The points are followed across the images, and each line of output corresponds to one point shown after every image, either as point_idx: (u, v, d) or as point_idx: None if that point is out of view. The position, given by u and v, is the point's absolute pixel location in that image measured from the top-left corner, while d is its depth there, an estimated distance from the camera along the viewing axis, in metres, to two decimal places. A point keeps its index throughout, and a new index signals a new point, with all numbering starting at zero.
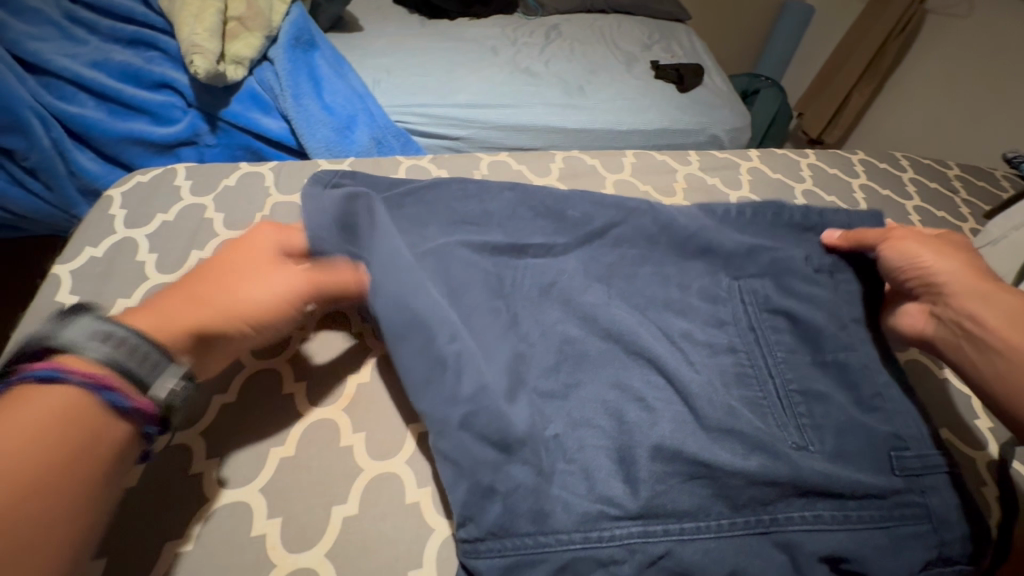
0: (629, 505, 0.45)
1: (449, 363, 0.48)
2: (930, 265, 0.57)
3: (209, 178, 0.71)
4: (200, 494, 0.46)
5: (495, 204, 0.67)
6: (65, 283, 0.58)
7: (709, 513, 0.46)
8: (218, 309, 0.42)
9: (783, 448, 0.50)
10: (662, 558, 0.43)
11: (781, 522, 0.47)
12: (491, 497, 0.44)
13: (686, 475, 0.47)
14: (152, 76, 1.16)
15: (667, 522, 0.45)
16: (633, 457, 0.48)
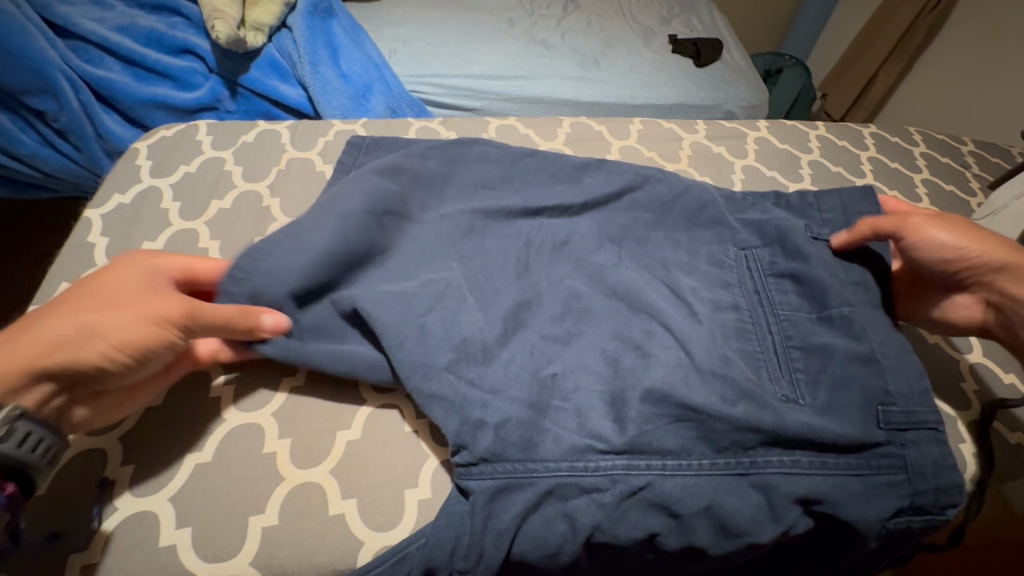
0: (615, 441, 0.47)
1: (428, 325, 0.51)
2: (974, 251, 0.56)
3: (230, 134, 0.74)
4: (218, 413, 0.50)
5: (513, 168, 0.69)
6: (96, 225, 0.62)
7: (690, 452, 0.47)
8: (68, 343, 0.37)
9: (767, 396, 0.51)
10: (642, 489, 0.45)
11: (759, 465, 0.48)
12: (483, 427, 0.46)
13: (674, 417, 0.48)
14: (175, 41, 1.20)
15: (649, 458, 0.47)
16: (624, 400, 0.50)
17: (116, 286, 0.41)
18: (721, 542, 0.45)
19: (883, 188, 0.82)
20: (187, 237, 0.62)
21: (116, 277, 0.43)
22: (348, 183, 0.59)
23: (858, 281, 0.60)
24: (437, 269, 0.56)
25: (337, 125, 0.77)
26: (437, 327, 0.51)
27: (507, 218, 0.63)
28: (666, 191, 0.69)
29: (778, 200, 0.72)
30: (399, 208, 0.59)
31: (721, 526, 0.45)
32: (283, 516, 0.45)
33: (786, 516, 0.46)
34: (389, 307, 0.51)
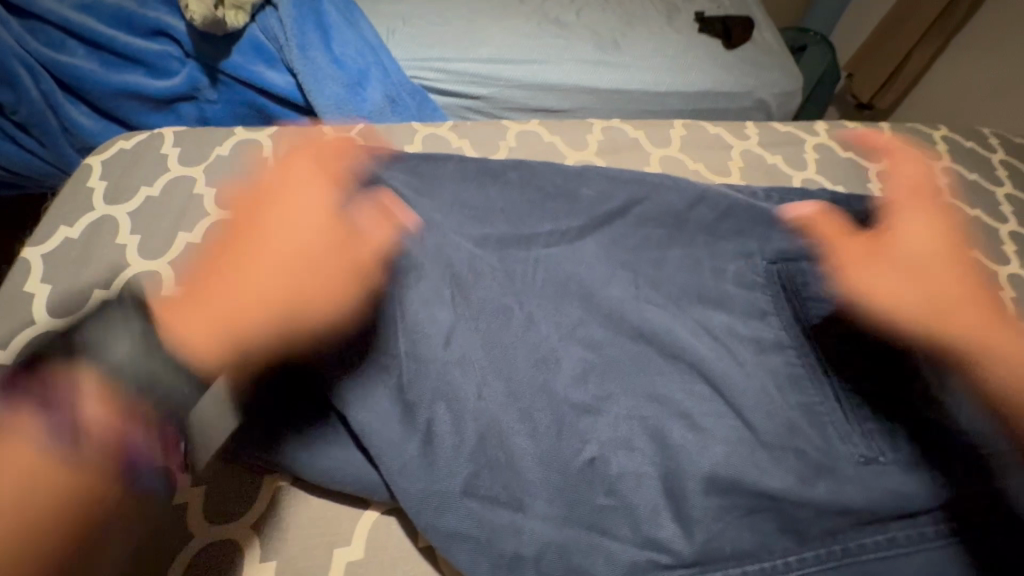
0: (683, 551, 0.39)
1: (433, 427, 0.42)
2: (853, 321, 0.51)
3: (202, 144, 0.62)
4: (183, 533, 0.43)
5: (498, 191, 0.59)
6: (36, 270, 0.50)
7: (772, 549, 0.40)
8: (270, 306, 0.45)
9: (841, 462, 0.44)
10: None
11: (854, 552, 0.41)
12: (520, 565, 0.39)
13: (746, 508, 0.41)
14: (146, 21, 1.05)
15: (725, 566, 0.39)
16: (683, 491, 0.41)
17: (286, 218, 0.50)
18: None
19: (962, 206, 0.71)
20: (151, 283, 0.51)
21: (281, 203, 0.52)
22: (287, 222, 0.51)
23: None
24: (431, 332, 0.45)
25: (328, 132, 0.65)
26: (444, 445, 0.41)
27: (504, 274, 0.53)
28: (712, 222, 0.59)
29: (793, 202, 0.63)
30: (395, 259, 0.49)
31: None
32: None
33: None
34: (377, 408, 0.43)
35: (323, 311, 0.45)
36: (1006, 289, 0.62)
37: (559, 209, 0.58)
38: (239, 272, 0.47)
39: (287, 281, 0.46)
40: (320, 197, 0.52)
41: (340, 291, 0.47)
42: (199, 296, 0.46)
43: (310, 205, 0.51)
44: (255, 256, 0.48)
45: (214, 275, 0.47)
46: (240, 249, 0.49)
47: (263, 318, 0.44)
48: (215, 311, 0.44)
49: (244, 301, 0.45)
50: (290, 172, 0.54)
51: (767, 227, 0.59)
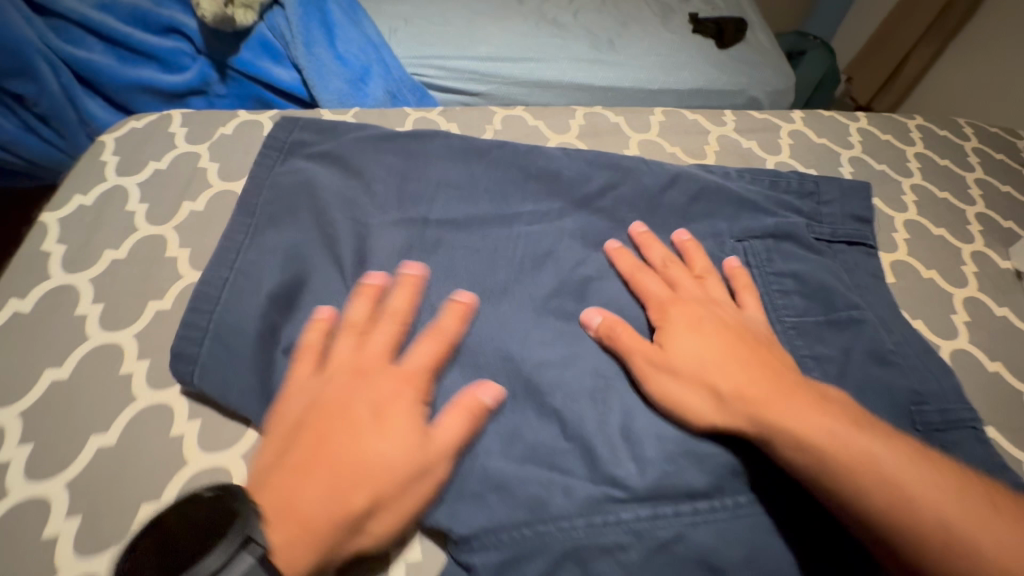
0: (636, 486, 0.41)
1: None
2: (670, 352, 0.47)
3: (207, 125, 0.66)
4: (176, 458, 0.43)
5: (481, 167, 0.61)
6: (51, 232, 0.54)
7: (726, 491, 0.42)
8: (352, 494, 0.36)
9: None
10: (673, 541, 0.39)
11: (801, 497, 0.43)
12: (480, 495, 0.40)
13: (701, 453, 0.43)
14: (160, 19, 1.11)
15: (677, 504, 0.41)
16: (638, 436, 0.43)
17: (380, 380, 0.41)
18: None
19: (932, 189, 0.73)
20: (154, 246, 0.54)
21: (353, 369, 0.42)
22: (280, 193, 0.56)
23: (860, 283, 0.58)
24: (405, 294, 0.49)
25: (324, 114, 0.69)
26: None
27: (480, 246, 0.56)
28: (686, 202, 0.62)
29: (765, 181, 0.65)
30: (373, 239, 0.54)
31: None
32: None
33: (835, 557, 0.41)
34: None
35: (388, 498, 0.37)
36: (969, 265, 0.64)
37: (541, 192, 0.61)
38: (331, 469, 0.36)
39: (385, 450, 0.38)
40: (417, 389, 0.42)
41: (421, 469, 0.38)
42: (295, 519, 0.34)
43: (415, 411, 0.40)
44: (339, 450, 0.37)
45: (293, 489, 0.35)
46: (321, 442, 0.38)
47: (328, 509, 0.35)
48: (307, 525, 0.34)
49: (317, 492, 0.35)
50: (365, 355, 0.44)
51: (737, 210, 0.62)
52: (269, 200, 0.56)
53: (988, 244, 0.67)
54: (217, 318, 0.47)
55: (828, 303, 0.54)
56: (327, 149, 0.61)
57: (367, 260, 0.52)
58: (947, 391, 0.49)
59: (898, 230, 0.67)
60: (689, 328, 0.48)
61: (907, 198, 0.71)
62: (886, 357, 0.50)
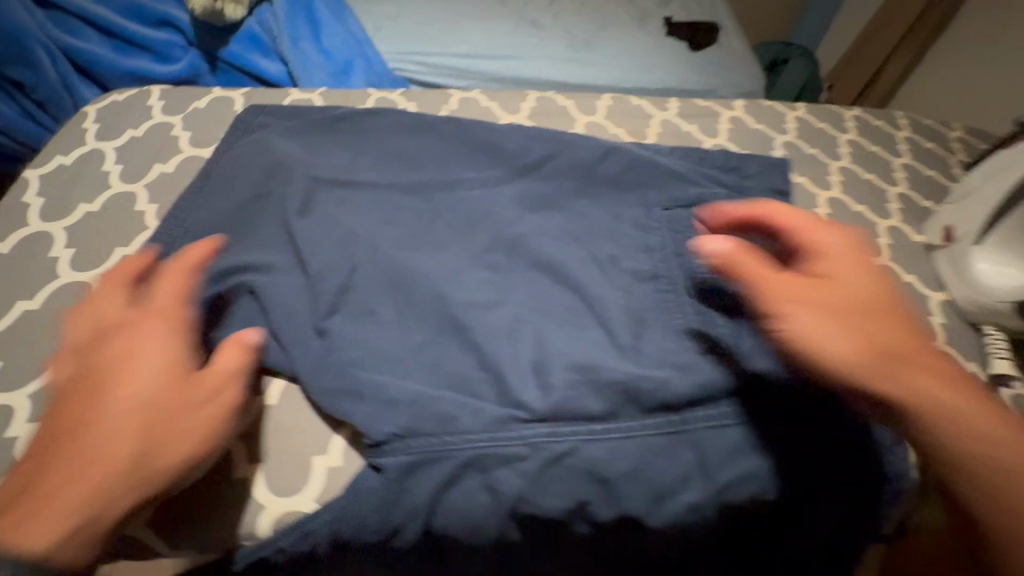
0: (537, 408, 0.46)
1: (335, 320, 0.51)
2: (823, 286, 0.44)
3: (182, 100, 0.71)
4: None
5: (430, 139, 0.67)
6: (32, 185, 0.60)
7: (620, 415, 0.47)
8: (120, 456, 0.35)
9: (689, 355, 0.51)
10: (566, 455, 0.44)
11: (691, 422, 0.47)
12: (395, 410, 0.45)
13: (601, 383, 0.47)
14: (155, 14, 1.19)
15: (574, 425, 0.46)
16: (547, 367, 0.49)
17: (129, 348, 0.39)
18: (653, 508, 0.45)
19: (858, 171, 0.78)
20: (124, 200, 0.60)
21: (103, 346, 0.40)
22: (241, 157, 0.61)
23: None
24: (348, 245, 0.55)
25: (293, 93, 0.75)
26: (343, 328, 0.50)
27: (422, 207, 0.61)
28: (618, 174, 0.67)
29: (695, 158, 0.70)
30: (321, 194, 0.59)
31: (652, 489, 0.45)
32: (195, 486, 0.44)
33: (717, 475, 0.46)
34: (292, 301, 0.51)
35: (168, 447, 0.37)
36: (882, 237, 0.69)
37: (483, 160, 0.66)
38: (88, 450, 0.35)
39: (141, 409, 0.37)
40: (166, 329, 0.41)
41: (190, 415, 0.38)
42: (41, 503, 0.33)
43: (161, 356, 0.39)
44: (86, 420, 0.36)
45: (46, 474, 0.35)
46: (67, 420, 0.37)
47: (95, 478, 0.34)
48: (65, 497, 0.34)
49: (75, 469, 0.34)
50: (105, 321, 0.41)
51: (666, 180, 0.67)
52: (227, 164, 0.61)
53: (905, 220, 0.72)
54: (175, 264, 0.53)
55: None
56: (290, 122, 0.67)
57: (314, 213, 0.57)
58: None
59: (820, 205, 0.72)
60: (841, 267, 0.45)
61: (833, 178, 0.77)
62: None
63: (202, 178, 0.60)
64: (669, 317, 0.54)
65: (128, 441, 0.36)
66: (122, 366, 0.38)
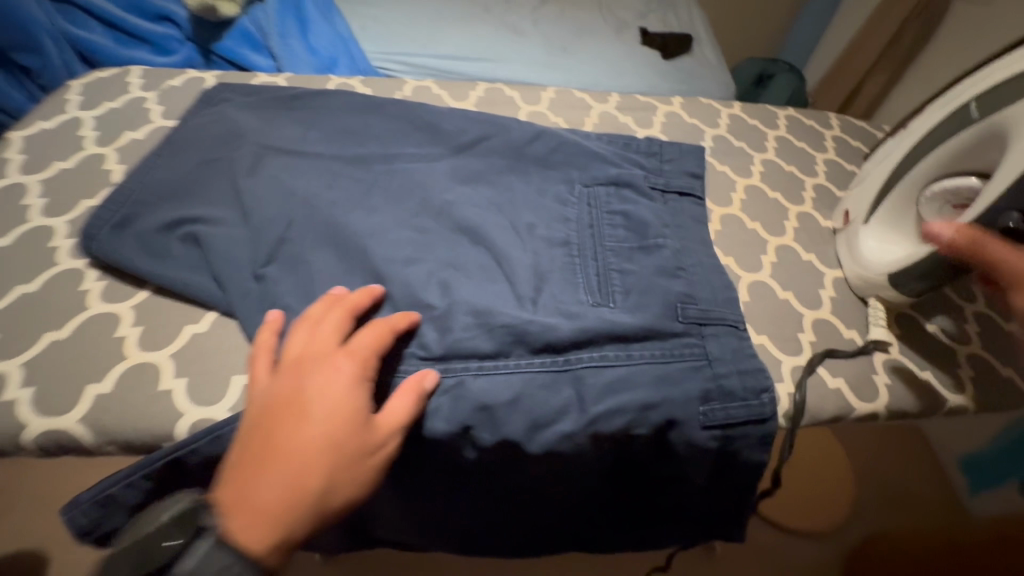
0: (434, 345, 0.52)
1: (267, 266, 0.57)
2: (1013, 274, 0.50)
3: (159, 78, 0.79)
4: (81, 304, 0.55)
5: (377, 119, 0.74)
6: (15, 145, 0.67)
7: (508, 354, 0.52)
8: (306, 482, 0.40)
9: (580, 308, 0.57)
10: (454, 384, 0.50)
11: (573, 362, 0.53)
12: None
13: (495, 325, 0.53)
14: (154, 9, 1.29)
15: (466, 360, 0.52)
16: (450, 313, 0.55)
17: (325, 379, 0.44)
18: (533, 436, 0.50)
19: (780, 164, 0.84)
20: (95, 161, 0.67)
21: (303, 368, 0.46)
22: (201, 128, 0.68)
23: (680, 224, 0.68)
24: (287, 203, 0.61)
25: (261, 77, 0.82)
26: (274, 273, 0.56)
27: (361, 175, 0.68)
28: (546, 154, 0.73)
29: (621, 144, 0.77)
30: (268, 158, 0.66)
31: (531, 418, 0.50)
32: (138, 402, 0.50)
33: (591, 408, 0.51)
34: (231, 248, 0.58)
35: (345, 483, 0.41)
36: (791, 221, 0.75)
37: (424, 139, 0.73)
38: (281, 469, 0.40)
39: (326, 442, 0.41)
40: (355, 371, 0.46)
41: (364, 455, 0.43)
42: (244, 506, 0.39)
43: (348, 393, 0.44)
44: (284, 441, 0.41)
45: (249, 482, 0.40)
46: (263, 437, 0.42)
47: (287, 499, 0.39)
48: (263, 509, 0.38)
49: (266, 486, 0.39)
50: (311, 346, 0.48)
51: (590, 160, 0.73)
52: (189, 131, 0.68)
53: (816, 208, 0.78)
54: (130, 211, 0.59)
55: (643, 233, 0.65)
56: (250, 99, 0.74)
57: (259, 174, 0.64)
58: (720, 302, 0.60)
59: (737, 191, 0.78)
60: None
61: (755, 168, 0.82)
62: (675, 273, 0.61)
63: (164, 142, 0.67)
64: (570, 277, 0.60)
65: (318, 470, 0.40)
66: (317, 394, 0.43)
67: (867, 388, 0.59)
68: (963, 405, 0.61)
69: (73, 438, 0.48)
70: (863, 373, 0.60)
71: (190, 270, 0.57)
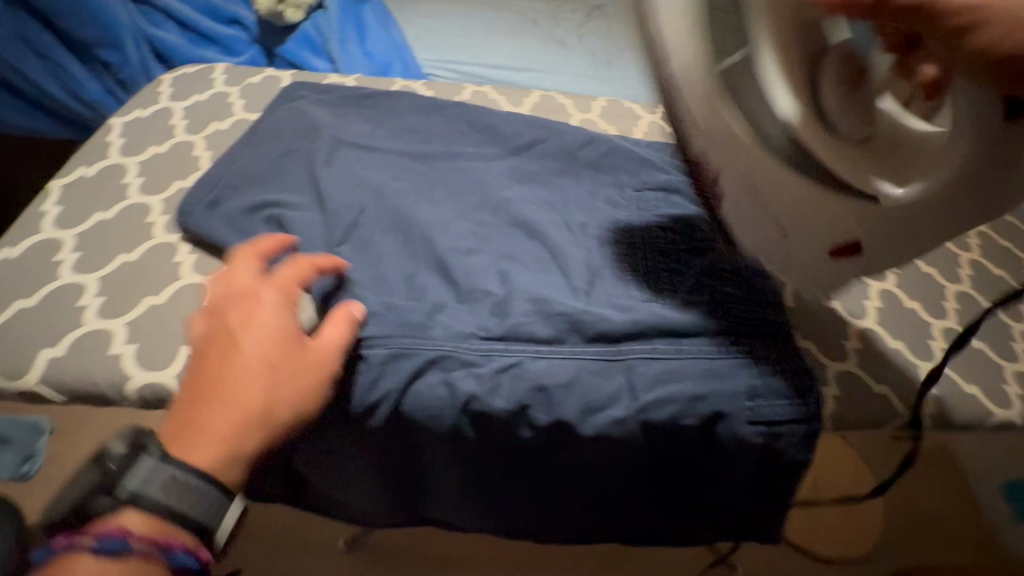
0: (494, 329, 0.56)
1: (341, 248, 0.61)
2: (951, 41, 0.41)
3: (240, 75, 0.85)
4: (176, 274, 0.60)
5: (440, 119, 0.79)
6: (115, 129, 0.74)
7: (564, 341, 0.55)
8: (254, 403, 0.42)
9: (633, 303, 0.60)
10: (513, 365, 0.54)
11: (626, 352, 0.55)
12: (378, 316, 0.55)
13: (554, 314, 0.57)
14: (226, 14, 1.39)
15: (525, 344, 0.55)
16: (509, 301, 0.58)
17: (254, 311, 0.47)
18: (585, 419, 0.53)
19: None
20: (185, 146, 0.73)
21: (230, 306, 0.48)
22: (281, 120, 0.74)
23: None
24: (360, 193, 0.66)
25: (331, 76, 0.88)
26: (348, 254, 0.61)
27: (425, 170, 0.72)
28: (598, 157, 0.77)
29: (670, 152, 0.80)
30: (342, 151, 0.71)
31: (584, 401, 0.53)
32: None
33: (642, 396, 0.54)
34: (309, 230, 0.62)
35: (293, 401, 0.44)
36: None
37: (483, 140, 0.78)
38: (227, 395, 0.42)
39: (264, 367, 0.44)
40: (278, 300, 0.49)
41: (306, 375, 0.46)
42: (199, 432, 0.41)
43: (276, 322, 0.47)
44: (225, 369, 0.43)
45: (199, 412, 0.42)
46: (204, 375, 0.44)
47: (238, 419, 0.42)
48: (217, 431, 0.41)
49: (218, 410, 0.42)
50: (237, 284, 0.50)
51: (641, 166, 0.76)
52: (271, 123, 0.74)
53: None
54: (221, 193, 0.65)
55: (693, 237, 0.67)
56: (325, 96, 0.79)
57: (334, 165, 0.69)
58: (768, 305, 0.62)
59: None
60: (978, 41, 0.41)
61: None
62: (725, 276, 0.63)
63: (249, 133, 0.73)
64: (622, 274, 0.63)
65: (260, 389, 0.43)
66: (249, 324, 0.46)
67: (911, 398, 0.61)
68: (1009, 420, 0.61)
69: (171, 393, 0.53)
70: (908, 382, 0.61)
71: None
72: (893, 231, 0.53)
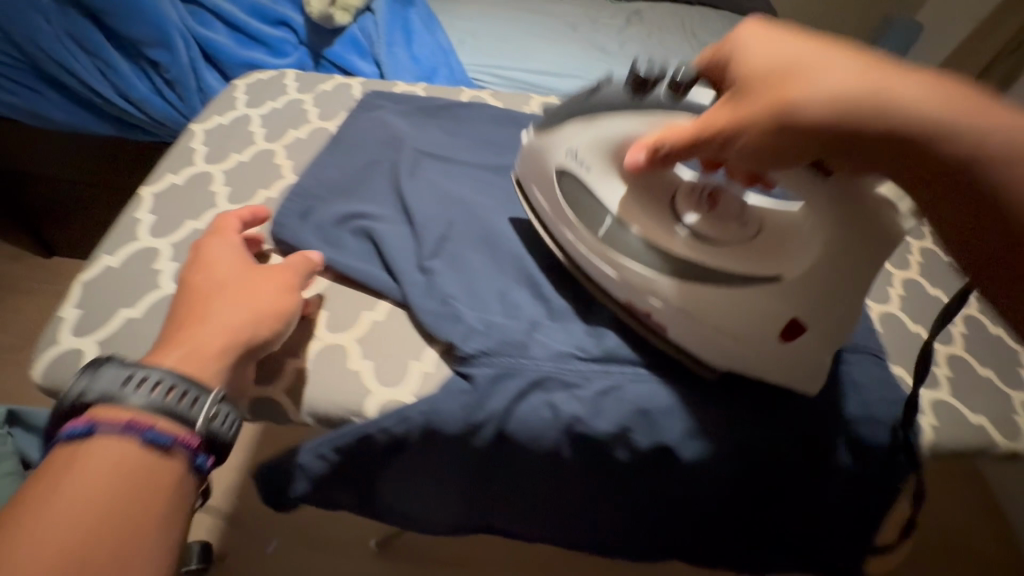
0: (593, 350, 0.56)
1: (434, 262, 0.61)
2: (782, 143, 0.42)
3: (312, 82, 0.85)
4: None
5: (516, 131, 0.79)
6: (197, 136, 0.74)
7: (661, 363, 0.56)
8: (223, 314, 0.48)
9: None
10: (613, 388, 0.54)
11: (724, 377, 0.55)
12: (479, 334, 0.55)
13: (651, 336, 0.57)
14: (275, 14, 1.39)
15: (622, 366, 0.55)
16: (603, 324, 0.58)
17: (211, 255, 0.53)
18: (686, 443, 0.53)
19: None
20: (266, 155, 0.73)
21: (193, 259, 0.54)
22: (362, 131, 0.74)
23: None
24: (447, 207, 0.66)
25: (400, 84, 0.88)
26: (441, 268, 0.60)
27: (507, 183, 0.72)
28: None
29: None
30: (425, 163, 0.71)
31: (685, 426, 0.53)
32: (332, 381, 0.54)
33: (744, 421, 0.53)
34: (401, 244, 0.62)
35: (263, 310, 0.50)
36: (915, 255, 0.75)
37: None
38: (199, 316, 0.48)
39: (227, 291, 0.50)
40: (230, 245, 0.55)
41: (271, 292, 0.52)
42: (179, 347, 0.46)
43: (231, 262, 0.53)
44: (194, 301, 0.49)
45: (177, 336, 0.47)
46: (179, 314, 0.49)
47: (215, 328, 0.47)
48: (197, 341, 0.46)
49: (195, 328, 0.47)
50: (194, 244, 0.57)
51: None
52: (353, 133, 0.74)
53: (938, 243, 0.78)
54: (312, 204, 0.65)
55: None
56: (402, 106, 0.79)
57: (419, 177, 0.69)
58: (861, 331, 0.61)
59: None
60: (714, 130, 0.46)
61: None
62: None
63: (331, 142, 0.73)
64: None
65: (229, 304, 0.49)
66: (207, 267, 0.52)
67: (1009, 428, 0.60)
68: None
69: (279, 408, 0.53)
70: (1002, 412, 0.61)
71: (364, 262, 0.61)
72: (828, 296, 0.51)
